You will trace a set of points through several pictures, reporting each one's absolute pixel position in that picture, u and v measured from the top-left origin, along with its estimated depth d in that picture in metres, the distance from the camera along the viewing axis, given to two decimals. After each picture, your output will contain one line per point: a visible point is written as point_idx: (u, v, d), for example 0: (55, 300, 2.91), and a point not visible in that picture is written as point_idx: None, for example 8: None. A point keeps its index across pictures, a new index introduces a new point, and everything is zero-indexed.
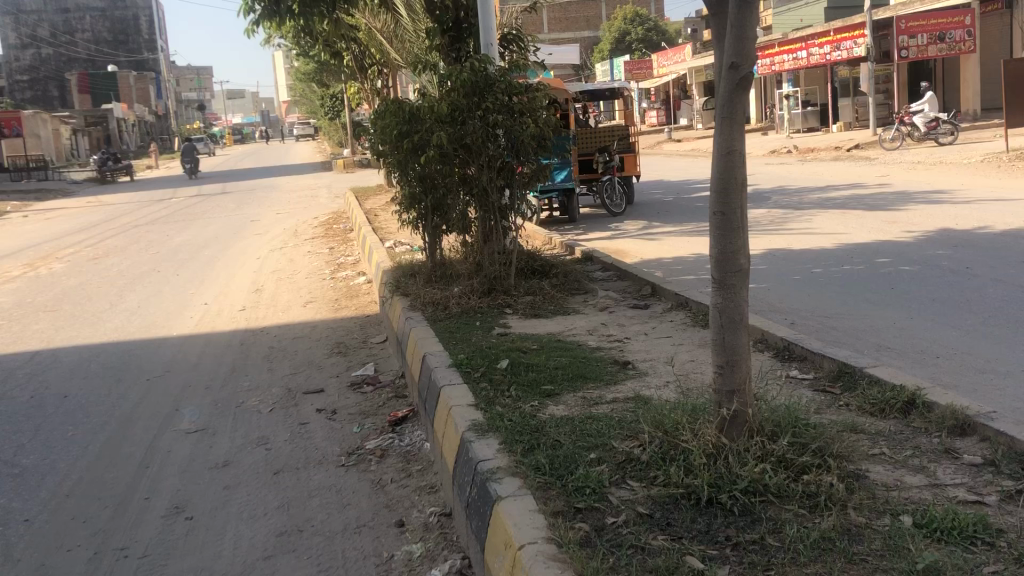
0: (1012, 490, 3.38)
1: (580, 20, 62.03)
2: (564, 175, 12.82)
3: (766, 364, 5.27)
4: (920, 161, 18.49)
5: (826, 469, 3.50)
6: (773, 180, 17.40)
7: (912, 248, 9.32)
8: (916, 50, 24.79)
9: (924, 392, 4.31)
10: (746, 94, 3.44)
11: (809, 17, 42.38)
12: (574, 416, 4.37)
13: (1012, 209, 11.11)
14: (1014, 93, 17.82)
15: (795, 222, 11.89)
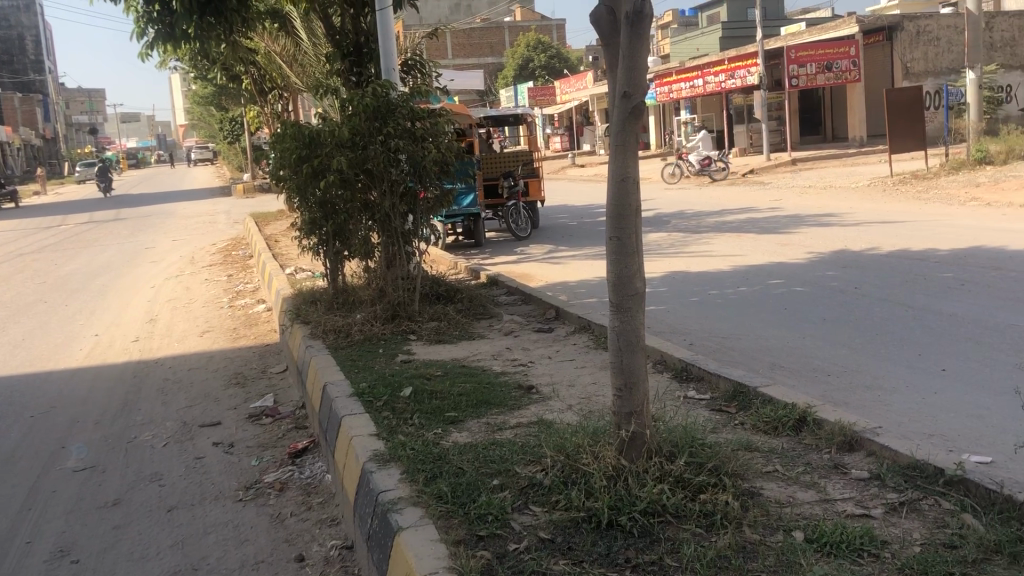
0: (896, 502, 3.52)
1: (484, 46, 62.54)
2: (469, 200, 12.88)
3: (665, 385, 5.37)
4: (811, 185, 19.23)
5: (721, 488, 3.58)
6: (672, 205, 17.85)
7: (805, 269, 9.68)
8: (805, 79, 25.86)
9: (814, 410, 4.46)
10: (639, 122, 3.52)
11: (705, 46, 43.78)
12: (476, 442, 4.35)
13: (895, 231, 11.67)
14: (895, 122, 18.75)
15: (694, 245, 12.21)
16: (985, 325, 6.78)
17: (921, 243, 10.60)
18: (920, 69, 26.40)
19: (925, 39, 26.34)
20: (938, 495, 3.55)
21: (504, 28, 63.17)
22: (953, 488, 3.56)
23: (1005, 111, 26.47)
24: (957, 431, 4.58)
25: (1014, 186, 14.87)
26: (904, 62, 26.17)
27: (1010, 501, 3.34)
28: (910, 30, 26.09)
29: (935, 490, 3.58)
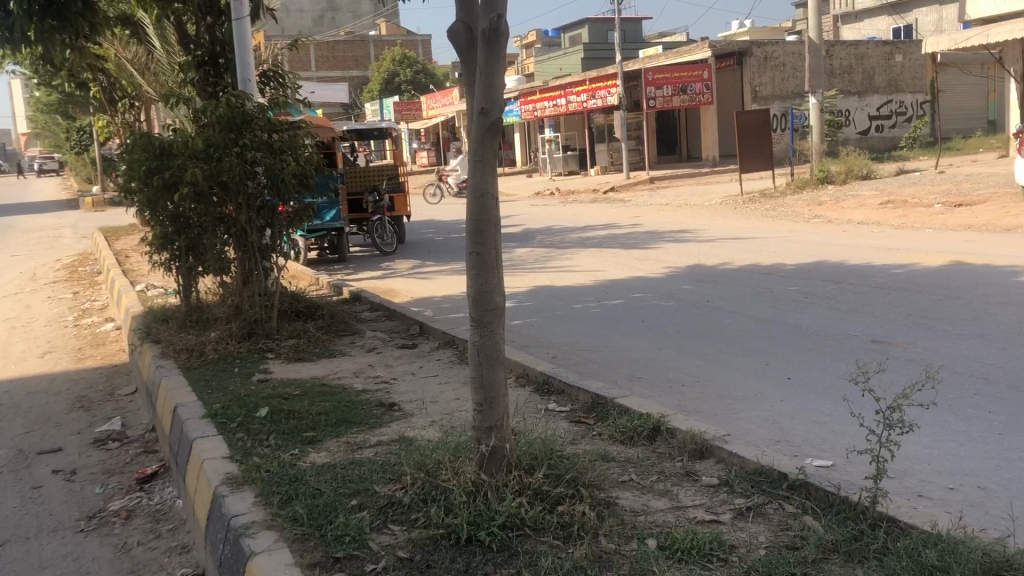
0: (744, 507, 3.66)
1: (348, 59, 61.93)
2: (333, 214, 12.66)
3: (526, 398, 5.42)
4: (668, 202, 19.92)
5: (578, 499, 3.64)
6: (536, 220, 18.11)
7: (663, 283, 9.99)
8: (662, 100, 26.80)
9: (668, 419, 4.60)
10: (496, 140, 3.55)
11: (568, 66, 44.76)
12: (335, 462, 4.26)
13: (745, 246, 12.24)
14: (745, 142, 19.68)
15: (558, 260, 12.42)
16: (827, 335, 7.19)
17: (769, 258, 11.13)
18: (768, 93, 27.84)
19: (772, 64, 27.79)
20: (782, 499, 3.72)
21: (370, 41, 62.79)
22: (795, 491, 3.75)
23: (845, 134, 28.25)
24: (802, 436, 4.83)
25: (853, 205, 15.85)
26: (753, 86, 27.52)
27: (846, 502, 3.54)
28: (759, 55, 27.45)
29: (779, 494, 3.74)
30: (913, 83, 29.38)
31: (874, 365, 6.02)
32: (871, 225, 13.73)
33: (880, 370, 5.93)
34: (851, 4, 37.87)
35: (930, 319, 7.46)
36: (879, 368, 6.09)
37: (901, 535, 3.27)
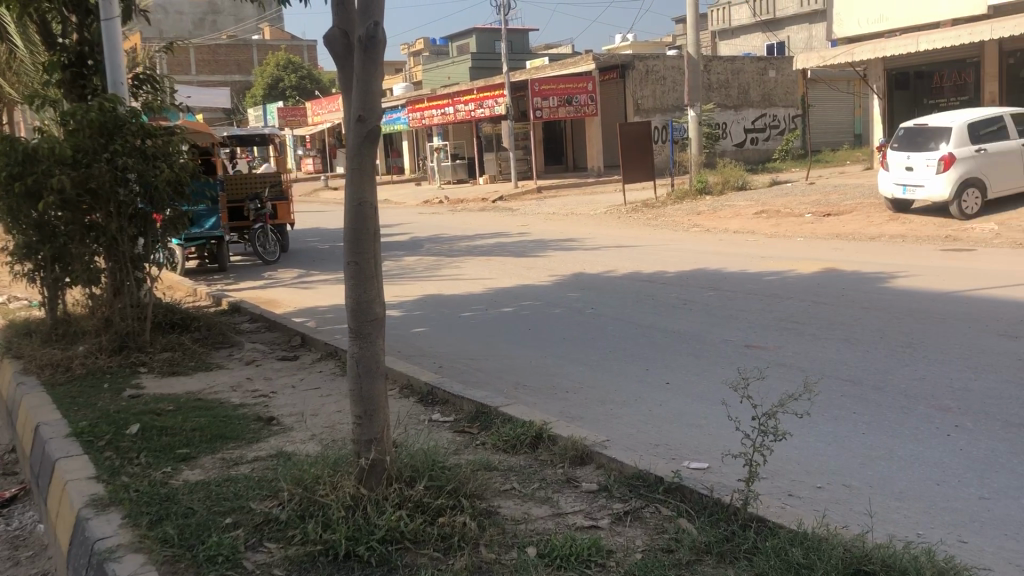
0: (621, 512, 3.73)
1: (230, 63, 60.38)
2: (213, 222, 12.28)
3: (409, 409, 5.38)
4: (554, 212, 20.16)
5: (459, 509, 3.63)
6: (423, 229, 18.04)
7: (549, 291, 10.09)
8: (548, 111, 27.15)
9: (551, 426, 4.64)
10: (373, 148, 3.52)
11: (456, 75, 44.83)
12: (210, 479, 4.12)
13: (629, 255, 12.51)
14: (628, 152, 20.12)
15: (446, 268, 12.40)
16: (706, 340, 7.41)
17: (651, 266, 11.40)
18: (651, 106, 28.57)
19: (654, 78, 28.53)
20: (658, 502, 3.81)
21: (253, 45, 61.37)
22: (670, 495, 3.84)
23: (723, 146, 29.26)
24: (680, 439, 4.95)
25: (729, 215, 16.42)
26: (635, 99, 28.19)
27: (718, 504, 3.64)
28: (641, 69, 28.13)
29: (656, 497, 3.83)
30: (785, 98, 30.70)
31: (748, 370, 6.24)
32: (747, 234, 14.24)
33: (754, 375, 6.15)
34: (727, 21, 39.28)
35: (801, 324, 7.79)
36: (754, 372, 6.32)
37: (769, 535, 3.39)
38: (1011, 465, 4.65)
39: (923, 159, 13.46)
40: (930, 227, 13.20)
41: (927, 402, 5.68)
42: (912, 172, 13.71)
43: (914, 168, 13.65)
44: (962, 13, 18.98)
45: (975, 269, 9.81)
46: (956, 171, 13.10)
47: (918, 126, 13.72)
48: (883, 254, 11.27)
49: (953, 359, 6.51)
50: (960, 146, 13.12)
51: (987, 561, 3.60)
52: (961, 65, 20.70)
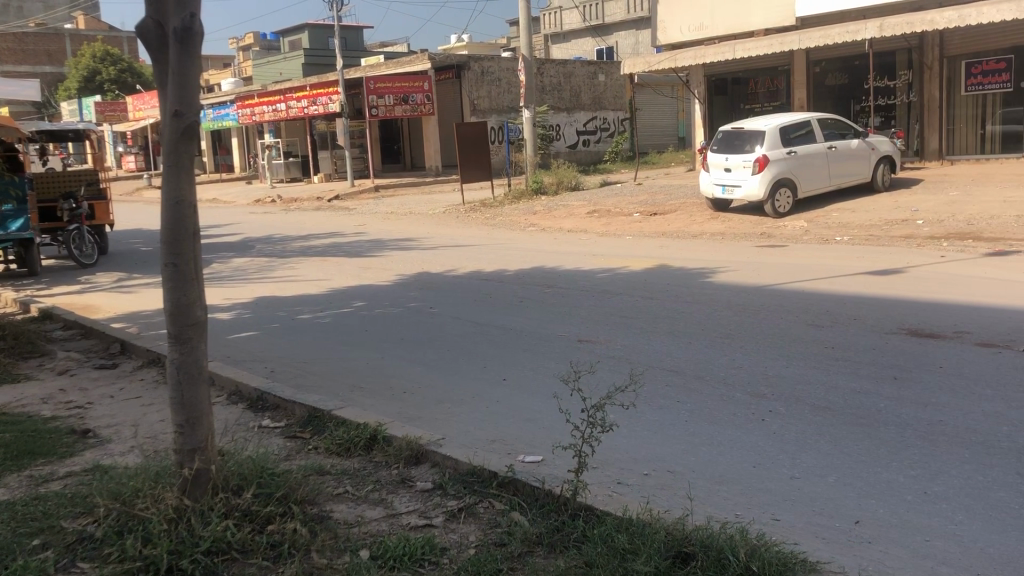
0: (455, 508, 3.75)
1: (40, 54, 56.39)
2: (20, 223, 11.42)
3: (237, 416, 5.20)
4: (392, 211, 20.01)
5: (289, 516, 3.55)
6: (254, 229, 17.47)
7: (385, 292, 10.00)
8: (384, 109, 26.92)
9: (385, 427, 4.61)
10: (192, 144, 3.37)
11: (289, 71, 43.72)
12: (17, 499, 3.83)
13: (466, 254, 12.61)
14: (465, 152, 20.23)
15: (279, 269, 12.07)
16: (540, 336, 7.58)
17: (487, 265, 11.52)
18: (486, 106, 28.86)
19: (488, 79, 28.82)
20: (491, 497, 3.85)
21: (66, 35, 57.55)
22: (504, 489, 3.89)
23: (556, 147, 29.92)
24: (515, 434, 5.04)
25: (563, 214, 16.82)
26: (471, 99, 28.45)
27: (550, 495, 3.73)
28: (476, 70, 28.38)
29: (489, 493, 3.87)
30: (614, 102, 31.80)
31: (579, 365, 6.43)
32: (580, 233, 14.63)
33: (585, 369, 6.33)
34: (559, 25, 40.21)
35: (630, 318, 8.09)
36: (585, 366, 6.52)
37: (598, 522, 3.50)
38: (819, 445, 5.01)
39: (740, 161, 14.25)
40: (747, 225, 13.99)
41: (746, 389, 6.02)
42: (730, 172, 14.49)
43: (732, 169, 14.43)
44: (773, 23, 20.27)
45: (787, 264, 10.48)
46: (770, 172, 13.96)
47: (735, 130, 14.49)
48: (705, 251, 11.86)
49: (767, 348, 6.95)
50: (772, 148, 14.00)
51: (797, 536, 3.86)
52: (773, 73, 22.07)
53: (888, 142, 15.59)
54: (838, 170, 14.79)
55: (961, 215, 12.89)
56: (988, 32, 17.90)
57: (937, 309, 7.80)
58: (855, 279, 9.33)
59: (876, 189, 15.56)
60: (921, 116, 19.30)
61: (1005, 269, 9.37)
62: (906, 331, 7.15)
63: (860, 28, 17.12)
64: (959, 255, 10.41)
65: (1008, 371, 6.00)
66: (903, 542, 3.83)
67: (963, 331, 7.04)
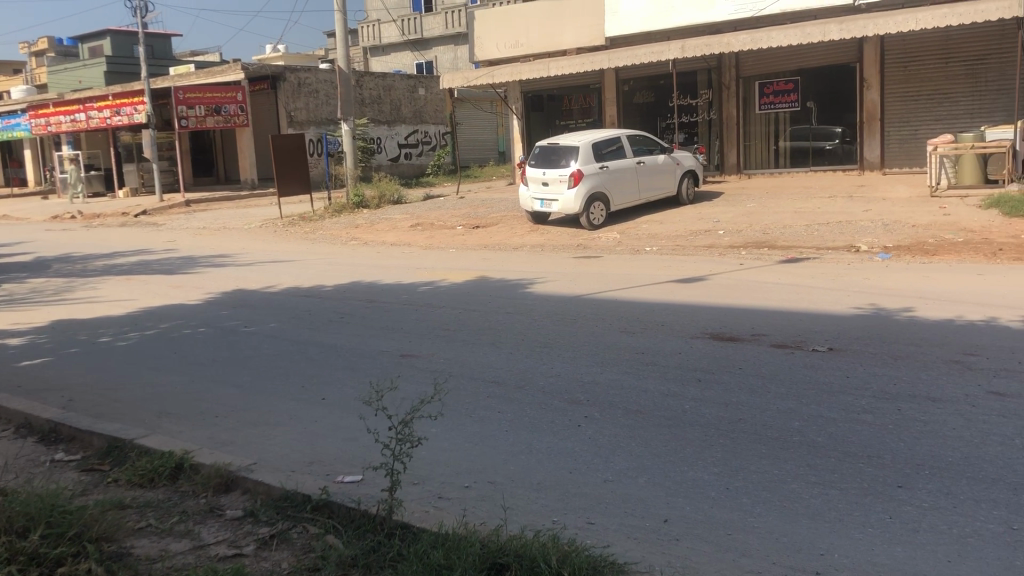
0: (267, 535, 3.63)
1: None
2: None
3: (26, 450, 4.81)
4: (205, 226, 19.19)
5: (83, 556, 3.32)
6: (49, 247, 16.28)
7: (198, 310, 9.59)
8: (195, 120, 25.83)
9: (192, 455, 4.41)
10: None
11: (89, 79, 41.13)
12: None
13: (284, 270, 12.28)
14: (281, 165, 19.71)
15: (79, 290, 11.31)
16: (358, 352, 7.47)
17: (305, 281, 11.25)
18: (303, 118, 28.28)
19: (305, 90, 28.27)
20: (306, 521, 3.75)
21: None
22: (318, 512, 3.81)
23: (378, 160, 29.68)
24: (333, 455, 4.94)
25: (385, 228, 16.71)
26: (288, 110, 27.72)
27: (366, 515, 3.70)
28: (292, 81, 27.76)
29: (304, 517, 3.77)
30: (434, 115, 31.99)
31: (388, 381, 6.39)
32: (401, 247, 14.59)
33: (387, 387, 6.28)
34: (377, 38, 39.96)
35: (449, 331, 8.14)
36: (388, 383, 6.46)
37: (414, 540, 3.49)
38: (631, 448, 5.21)
39: (556, 175, 14.66)
40: (564, 237, 14.42)
41: (563, 397, 6.18)
42: (547, 186, 14.88)
43: (549, 183, 14.82)
44: (585, 43, 21.10)
45: (601, 274, 10.88)
46: (584, 186, 14.45)
47: (550, 145, 14.90)
48: (525, 262, 12.12)
49: (584, 356, 7.17)
50: (586, 163, 14.52)
51: (610, 538, 4.00)
52: (587, 90, 22.89)
53: (692, 158, 16.50)
54: (647, 184, 15.51)
55: (758, 225, 13.84)
56: (779, 55, 19.31)
57: (736, 313, 8.32)
58: (663, 287, 9.80)
59: (682, 201, 16.44)
60: (721, 132, 20.60)
61: (795, 275, 10.13)
62: (709, 335, 7.59)
63: (664, 49, 18.10)
64: (755, 262, 11.16)
65: (799, 369, 6.48)
66: (708, 537, 4.04)
67: (759, 334, 7.54)
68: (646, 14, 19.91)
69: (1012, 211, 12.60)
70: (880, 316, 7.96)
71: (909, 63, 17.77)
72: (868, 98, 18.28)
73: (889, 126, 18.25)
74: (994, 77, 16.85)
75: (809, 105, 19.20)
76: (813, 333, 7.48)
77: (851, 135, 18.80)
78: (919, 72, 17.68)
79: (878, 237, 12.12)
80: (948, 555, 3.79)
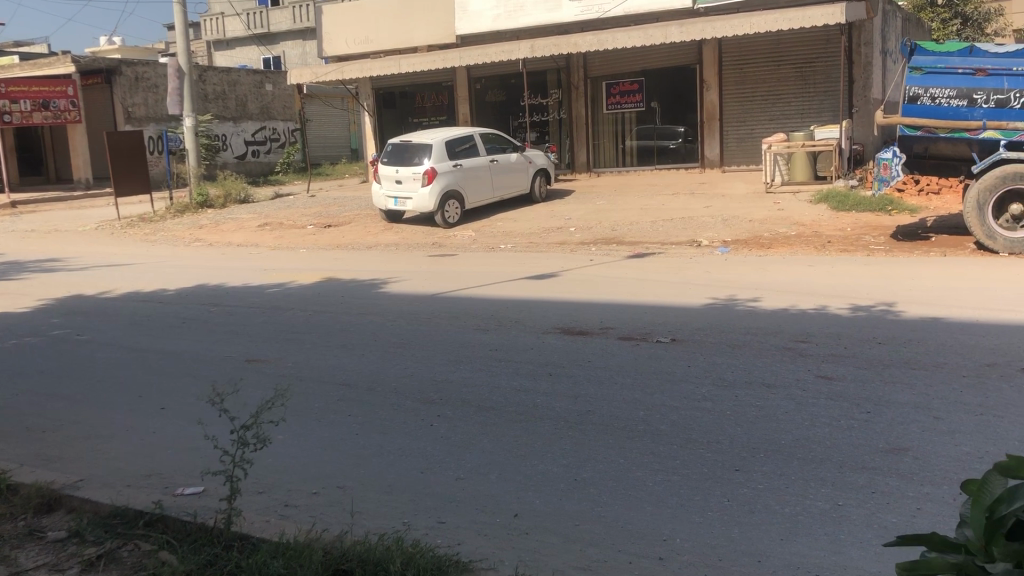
0: (93, 555, 3.40)
1: None
2: None
3: None
4: (34, 229, 17.95)
5: None
6: None
7: (23, 319, 8.95)
8: (19, 116, 24.14)
9: (9, 475, 4.10)
10: None
11: None
12: None
13: (122, 273, 11.64)
14: (117, 164, 18.66)
15: None
16: (202, 358, 7.16)
17: (145, 285, 10.70)
18: (142, 114, 26.96)
19: (144, 85, 26.96)
20: (138, 538, 3.56)
21: None
22: (151, 528, 3.64)
23: (224, 158, 28.64)
24: (171, 466, 4.72)
25: (231, 228, 16.14)
26: (125, 106, 26.34)
27: (203, 529, 3.55)
28: (129, 75, 26.40)
29: (135, 534, 3.58)
30: (282, 112, 31.18)
31: (226, 385, 6.15)
32: (250, 248, 14.12)
33: (231, 392, 6.06)
34: (221, 31, 38.55)
35: (301, 333, 7.94)
36: (233, 389, 6.22)
37: (253, 551, 3.39)
38: (482, 445, 5.22)
39: (409, 173, 14.56)
40: (419, 236, 14.33)
41: (416, 396, 6.14)
42: (400, 184, 14.75)
43: (402, 181, 14.71)
44: (436, 40, 21.03)
45: (454, 272, 10.86)
46: (438, 184, 14.41)
47: (403, 143, 14.76)
48: (377, 262, 11.96)
49: (435, 354, 7.14)
50: (439, 161, 14.47)
51: (460, 536, 4.00)
52: (438, 88, 22.86)
53: (544, 156, 16.73)
54: (500, 182, 15.63)
55: (607, 222, 14.17)
56: (624, 56, 19.88)
57: (586, 308, 8.47)
58: (516, 284, 9.90)
59: (534, 199, 16.66)
60: (570, 131, 21.04)
61: (641, 269, 10.43)
62: (560, 330, 7.70)
63: (515, 48, 18.30)
64: (605, 258, 11.41)
65: (644, 361, 6.68)
66: (556, 529, 4.10)
67: (607, 327, 7.72)
68: (496, 13, 20.06)
69: (839, 205, 13.46)
70: (723, 307, 8.30)
71: (744, 66, 18.62)
72: (708, 99, 19.08)
73: (727, 126, 19.09)
74: (821, 79, 17.86)
75: (653, 105, 19.86)
76: (658, 325, 7.72)
77: (692, 135, 19.57)
78: (754, 74, 18.56)
79: (718, 232, 12.66)
80: (781, 534, 3.98)
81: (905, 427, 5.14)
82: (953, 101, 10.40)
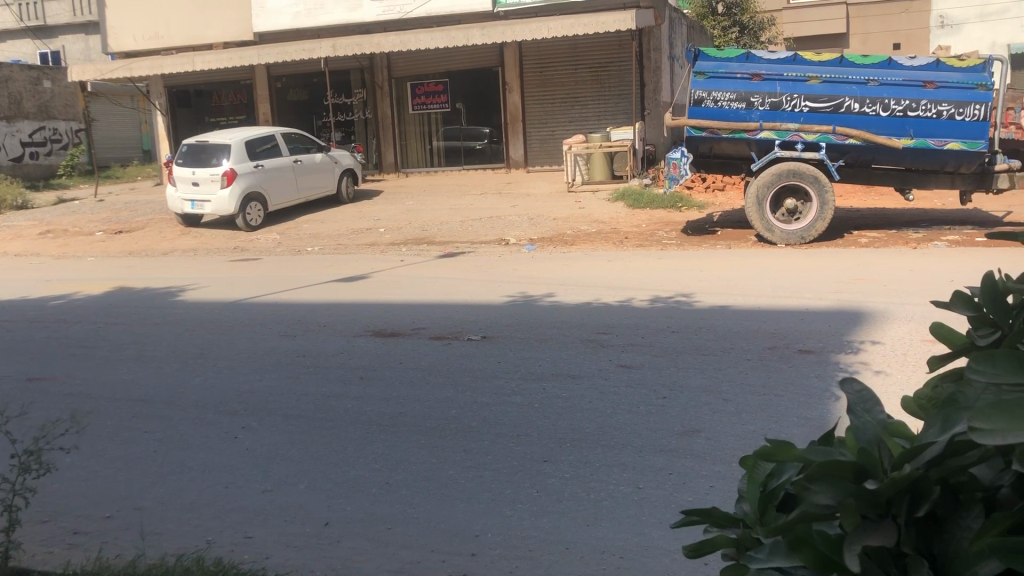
0: None
1: None
2: None
3: None
4: None
5: None
6: None
7: None
8: None
9: None
10: None
11: None
12: None
13: None
14: None
15: None
16: None
17: None
18: None
19: None
20: None
21: None
22: None
23: None
24: None
25: (8, 237, 14.84)
26: None
27: None
28: None
29: None
30: (64, 111, 29.00)
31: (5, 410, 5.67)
32: (29, 258, 13.05)
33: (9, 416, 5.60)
34: None
35: (86, 348, 7.42)
36: (9, 412, 5.74)
37: None
38: (289, 454, 5.08)
39: (206, 175, 13.96)
40: (219, 240, 13.75)
41: (218, 408, 5.88)
42: (197, 187, 14.11)
43: (198, 184, 14.07)
44: (231, 37, 20.25)
45: (258, 277, 10.50)
46: (238, 186, 13.91)
47: (198, 143, 14.09)
48: (175, 269, 11.37)
49: (240, 362, 6.89)
50: (238, 162, 13.94)
51: (267, 550, 3.88)
52: (236, 86, 22.04)
53: (349, 156, 16.48)
54: (304, 183, 15.28)
55: (417, 222, 14.17)
56: (427, 57, 19.96)
57: (397, 309, 8.43)
58: (324, 287, 9.70)
59: (341, 200, 16.39)
60: (376, 132, 20.87)
61: (451, 269, 10.49)
62: (371, 332, 7.63)
63: (315, 46, 17.89)
64: (415, 259, 11.41)
65: (455, 360, 6.73)
66: (367, 534, 4.06)
67: (418, 327, 7.72)
68: (294, 10, 19.58)
69: (635, 203, 14.12)
70: (529, 303, 8.53)
71: (544, 69, 19.13)
72: (511, 101, 19.46)
73: (530, 127, 19.54)
74: (615, 82, 18.68)
75: (458, 106, 20.05)
76: (467, 323, 7.80)
77: (497, 135, 19.90)
78: (553, 77, 19.11)
79: (524, 231, 12.96)
80: (586, 520, 4.12)
81: (698, 410, 5.46)
82: (733, 104, 11.00)
